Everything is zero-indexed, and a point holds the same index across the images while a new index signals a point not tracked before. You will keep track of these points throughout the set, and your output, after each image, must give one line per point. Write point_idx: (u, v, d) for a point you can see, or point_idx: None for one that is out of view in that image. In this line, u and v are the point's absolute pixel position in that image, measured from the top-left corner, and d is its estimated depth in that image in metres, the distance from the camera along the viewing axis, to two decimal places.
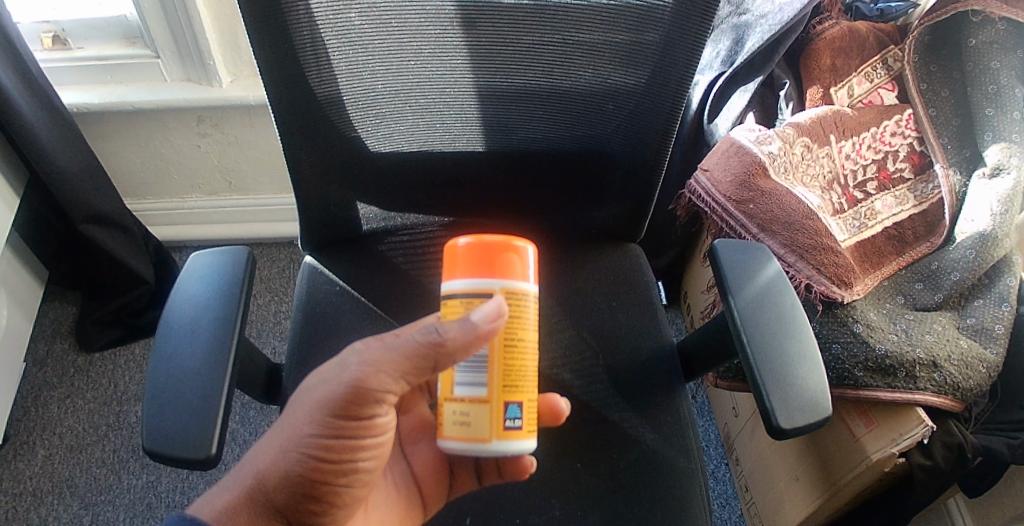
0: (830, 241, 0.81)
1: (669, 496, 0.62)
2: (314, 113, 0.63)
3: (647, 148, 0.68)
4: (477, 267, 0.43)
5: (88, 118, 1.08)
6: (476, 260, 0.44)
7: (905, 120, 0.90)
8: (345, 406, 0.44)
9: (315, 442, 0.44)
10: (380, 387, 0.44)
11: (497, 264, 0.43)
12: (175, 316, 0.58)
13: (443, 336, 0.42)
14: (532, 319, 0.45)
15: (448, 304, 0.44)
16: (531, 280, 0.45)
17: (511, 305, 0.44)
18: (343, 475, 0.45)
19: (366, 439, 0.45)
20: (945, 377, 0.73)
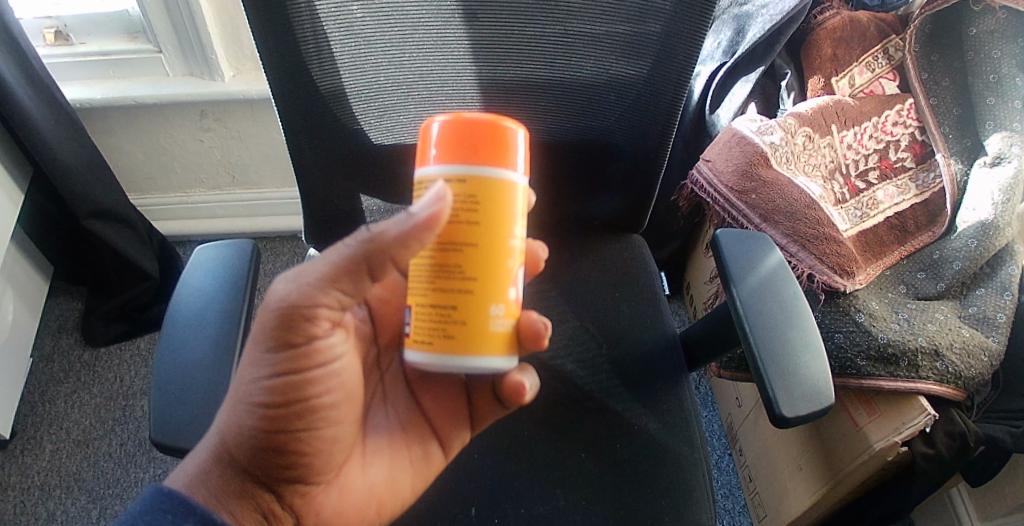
0: (832, 230, 0.82)
1: (674, 482, 0.63)
2: (317, 107, 0.64)
3: (648, 138, 0.68)
4: (450, 151, 0.41)
5: (91, 113, 1.09)
6: (449, 142, 0.41)
7: (905, 109, 0.91)
8: (278, 339, 0.44)
9: (258, 386, 0.45)
10: (309, 306, 0.44)
11: (478, 146, 0.40)
12: (182, 309, 0.58)
13: (374, 232, 0.41)
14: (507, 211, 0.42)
15: (418, 189, 0.42)
16: (520, 170, 0.42)
17: (484, 189, 0.40)
18: (299, 415, 0.45)
19: (313, 369, 0.46)
20: (947, 366, 0.73)
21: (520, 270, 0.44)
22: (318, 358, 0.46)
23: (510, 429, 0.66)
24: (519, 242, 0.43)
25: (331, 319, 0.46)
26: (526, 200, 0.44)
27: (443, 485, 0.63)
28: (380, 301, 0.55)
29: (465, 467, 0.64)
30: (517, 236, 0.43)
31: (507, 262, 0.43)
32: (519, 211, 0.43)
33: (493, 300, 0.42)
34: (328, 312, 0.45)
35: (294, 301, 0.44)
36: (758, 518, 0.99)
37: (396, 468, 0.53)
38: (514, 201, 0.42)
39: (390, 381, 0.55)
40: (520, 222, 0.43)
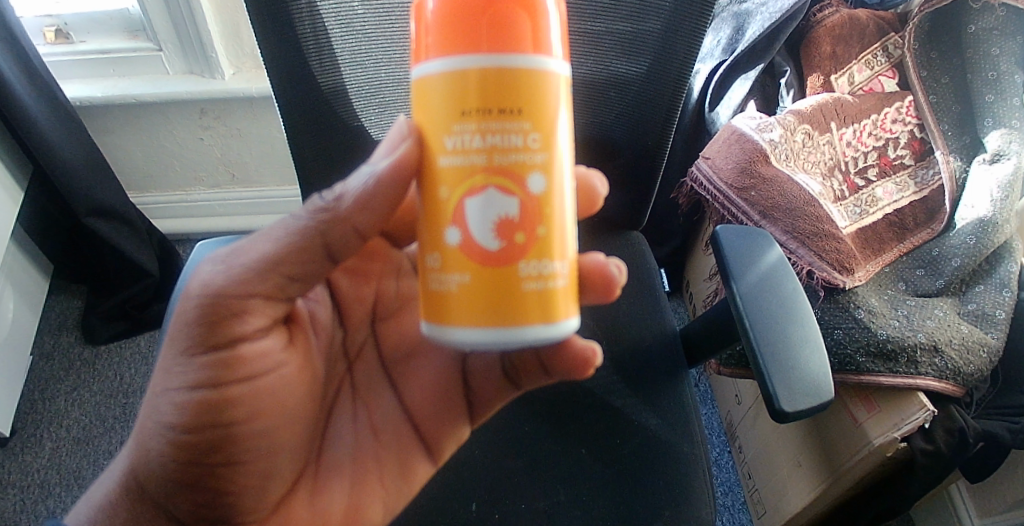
0: (831, 227, 0.82)
1: (673, 478, 0.62)
2: (317, 103, 0.64)
3: (649, 134, 0.68)
4: (448, 41, 0.36)
5: (91, 111, 1.09)
6: (447, 30, 0.36)
7: (905, 107, 0.90)
8: (198, 336, 0.43)
9: (175, 407, 0.44)
10: (238, 304, 0.42)
11: (476, 29, 0.35)
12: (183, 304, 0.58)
13: (330, 198, 0.42)
14: (518, 104, 0.36)
15: (419, 94, 0.38)
16: (535, 50, 0.36)
17: (485, 85, 0.35)
18: (219, 444, 0.45)
19: (233, 388, 0.45)
20: (946, 362, 0.73)
21: (470, 197, 0.37)
22: (244, 367, 0.45)
23: (510, 426, 0.67)
24: (457, 156, 0.37)
25: (259, 318, 0.44)
26: (497, 80, 0.35)
27: (442, 481, 0.63)
28: (350, 276, 0.56)
29: (466, 463, 0.64)
30: (472, 137, 0.36)
31: (444, 190, 0.38)
32: (454, 108, 0.36)
33: (437, 245, 0.38)
34: (260, 303, 0.43)
35: (219, 285, 0.42)
36: (758, 514, 0.99)
37: (359, 491, 0.51)
38: (450, 94, 0.36)
39: (362, 371, 0.55)
40: (452, 125, 0.36)
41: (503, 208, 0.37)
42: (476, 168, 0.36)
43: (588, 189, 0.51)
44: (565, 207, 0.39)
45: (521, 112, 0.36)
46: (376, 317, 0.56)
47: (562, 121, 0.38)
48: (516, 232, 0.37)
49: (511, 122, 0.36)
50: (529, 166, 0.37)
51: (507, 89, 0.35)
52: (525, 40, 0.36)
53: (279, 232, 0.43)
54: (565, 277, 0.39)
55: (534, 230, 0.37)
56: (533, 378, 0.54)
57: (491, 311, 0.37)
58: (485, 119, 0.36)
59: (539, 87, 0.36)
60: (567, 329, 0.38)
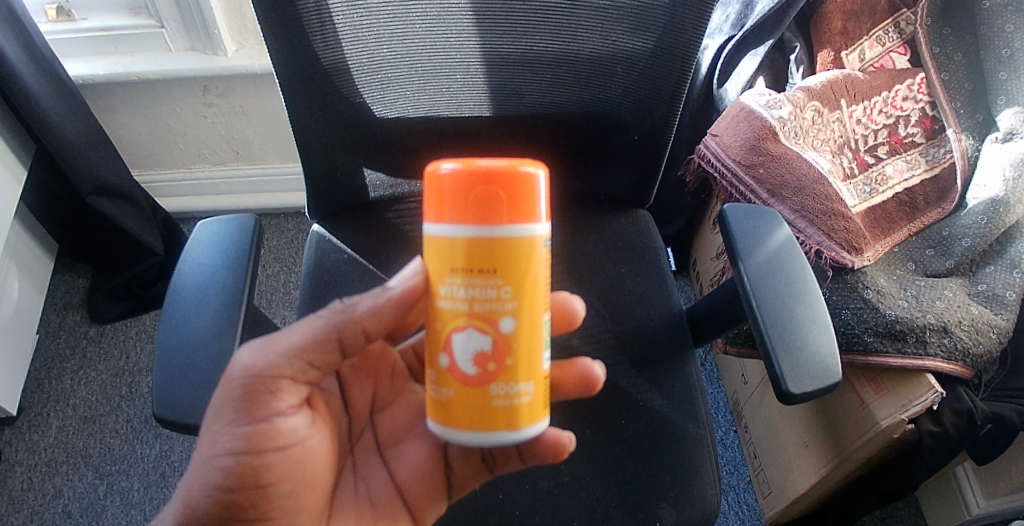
0: (841, 205, 0.80)
1: (677, 459, 0.63)
2: (319, 80, 0.63)
3: (655, 113, 0.67)
4: (442, 208, 0.38)
5: (92, 90, 1.08)
6: (441, 199, 0.38)
7: (916, 84, 0.89)
8: (241, 410, 0.44)
9: (216, 469, 0.45)
10: (274, 380, 0.45)
11: (463, 202, 0.37)
12: (183, 283, 0.61)
13: (349, 302, 0.47)
14: (494, 265, 0.37)
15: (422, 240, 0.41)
16: (514, 221, 0.37)
17: (466, 248, 0.37)
18: (251, 507, 0.46)
19: (269, 453, 0.46)
20: (956, 342, 0.73)
21: (452, 333, 0.40)
22: (279, 439, 0.46)
23: None
24: (445, 302, 0.40)
25: (292, 394, 0.47)
26: (477, 244, 0.37)
27: None
28: (354, 369, 0.56)
29: None
30: (452, 288, 0.39)
31: (437, 324, 0.41)
32: (440, 265, 0.39)
33: (432, 366, 0.42)
34: (291, 383, 0.46)
35: (259, 366, 0.44)
36: (763, 494, 0.99)
37: None
38: (438, 253, 0.39)
39: (361, 451, 0.56)
40: (440, 276, 0.39)
41: (478, 345, 0.39)
42: (459, 312, 0.39)
43: (566, 311, 0.53)
44: (537, 340, 0.40)
45: (495, 271, 0.38)
46: (376, 409, 0.57)
47: (541, 268, 0.39)
48: (488, 364, 0.39)
49: (487, 279, 0.38)
50: (500, 313, 0.39)
51: (482, 253, 0.37)
52: (503, 214, 0.37)
53: (307, 324, 0.46)
54: (531, 394, 0.41)
55: (505, 361, 0.39)
56: (507, 464, 0.53)
57: (467, 422, 0.40)
58: (465, 275, 0.38)
59: (514, 250, 0.38)
60: (529, 436, 0.40)
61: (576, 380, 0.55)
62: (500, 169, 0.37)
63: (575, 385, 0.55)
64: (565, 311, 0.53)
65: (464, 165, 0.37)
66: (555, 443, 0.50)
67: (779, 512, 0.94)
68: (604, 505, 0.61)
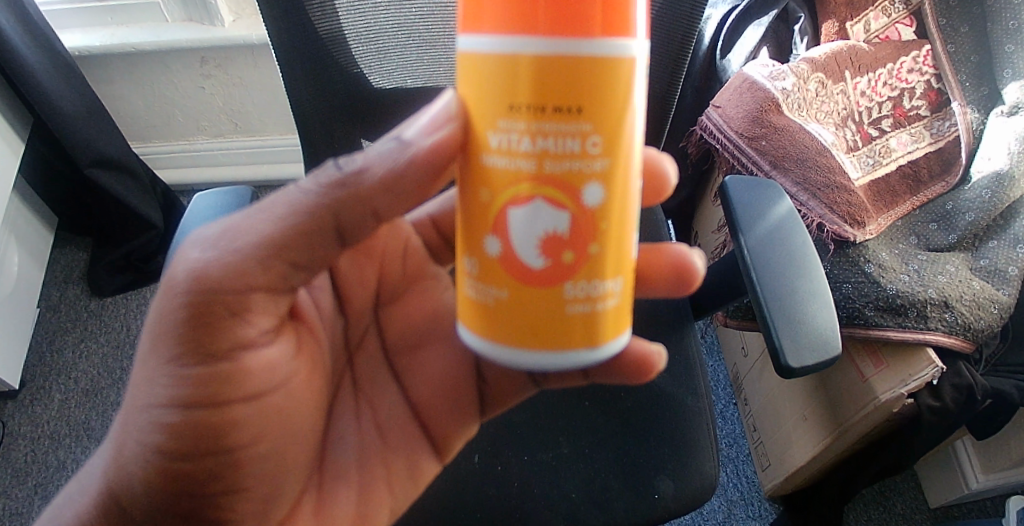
0: (843, 179, 0.80)
1: (676, 429, 0.63)
2: (315, 50, 0.62)
3: (657, 82, 0.66)
4: (508, 18, 0.30)
5: (89, 63, 1.07)
6: (507, 1, 0.30)
7: (922, 56, 0.87)
8: (188, 344, 0.38)
9: (161, 425, 0.39)
10: (232, 298, 0.37)
11: (542, 9, 0.30)
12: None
13: (348, 169, 0.37)
14: (581, 103, 0.31)
15: (464, 63, 0.33)
16: (610, 43, 0.31)
17: (546, 77, 0.31)
18: (215, 467, 0.41)
19: (232, 396, 0.40)
20: (957, 317, 0.72)
21: (517, 203, 0.33)
22: (245, 379, 0.41)
23: None
24: (505, 156, 0.33)
25: (264, 319, 0.41)
26: (559, 72, 0.30)
27: None
28: (351, 259, 0.52)
29: None
30: (521, 137, 0.32)
31: (488, 190, 0.34)
32: (502, 101, 0.32)
33: (481, 245, 0.36)
34: (261, 300, 0.39)
35: (214, 277, 0.36)
36: (763, 466, 0.99)
37: (369, 488, 0.51)
38: (500, 84, 0.32)
39: (366, 361, 0.54)
40: (500, 118, 0.32)
41: (553, 221, 0.33)
42: (524, 174, 0.33)
43: (657, 175, 0.50)
44: (623, 221, 0.35)
45: (580, 112, 0.31)
46: (381, 302, 0.55)
47: (631, 117, 0.33)
48: (564, 248, 0.34)
49: (569, 124, 0.31)
50: (585, 176, 0.33)
51: (565, 84, 0.31)
52: (594, 30, 0.30)
53: (277, 210, 0.37)
54: (616, 294, 0.36)
55: (585, 246, 0.34)
56: (567, 379, 0.52)
57: (531, 321, 0.35)
58: (538, 118, 0.31)
59: (602, 85, 0.31)
60: (609, 348, 0.37)
61: (668, 262, 0.52)
62: None
63: (667, 266, 0.52)
64: (657, 176, 0.50)
65: None
66: (641, 355, 0.50)
67: (778, 485, 0.94)
68: (604, 476, 0.61)
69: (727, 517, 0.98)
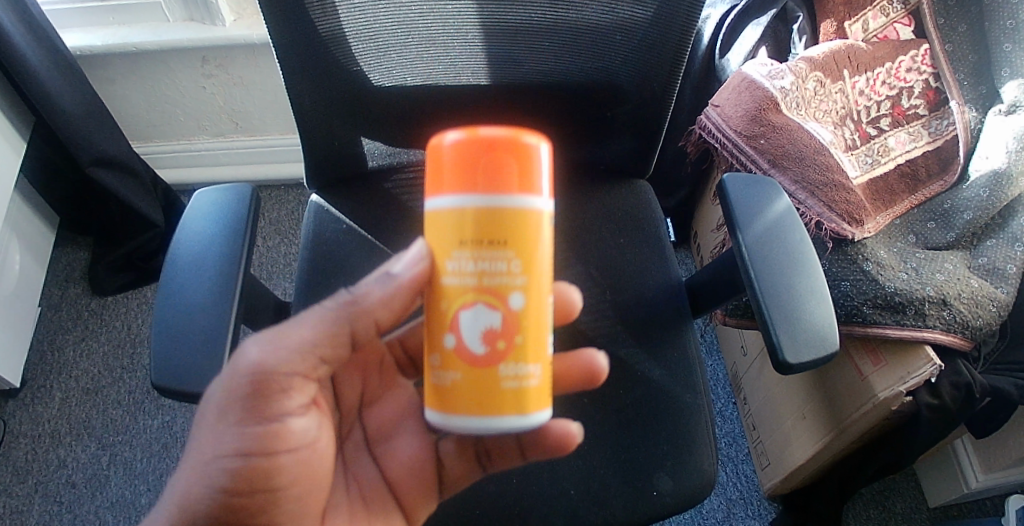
0: (842, 177, 0.80)
1: (673, 427, 0.64)
2: (316, 48, 0.62)
3: (656, 80, 0.66)
4: (461, 182, 0.36)
5: (90, 63, 1.07)
6: (458, 170, 0.37)
7: (921, 55, 0.88)
8: (249, 410, 0.42)
9: (218, 469, 0.43)
10: (281, 377, 0.43)
11: (483, 171, 0.36)
12: (181, 253, 0.60)
13: (357, 292, 0.43)
14: (507, 240, 0.37)
15: (429, 218, 0.39)
16: (531, 192, 0.37)
17: (482, 220, 0.36)
18: (256, 513, 0.44)
19: (280, 453, 0.44)
20: (955, 315, 0.72)
21: (460, 312, 0.38)
22: (291, 440, 0.44)
23: None
24: (453, 279, 0.38)
25: (304, 395, 0.45)
26: (490, 215, 0.36)
27: None
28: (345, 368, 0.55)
29: None
30: (462, 264, 0.37)
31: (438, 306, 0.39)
32: (451, 239, 0.37)
33: (436, 348, 0.40)
34: (306, 378, 0.44)
35: (272, 364, 0.42)
36: (761, 465, 0.99)
37: None
38: (449, 225, 0.37)
39: (352, 447, 0.54)
40: (450, 252, 0.38)
41: (488, 321, 0.38)
42: (465, 291, 0.38)
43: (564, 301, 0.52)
44: (541, 327, 0.40)
45: (506, 243, 0.37)
46: (365, 403, 0.56)
47: (544, 248, 0.39)
48: (499, 341, 0.38)
49: (497, 252, 0.36)
50: (510, 288, 0.38)
51: (495, 222, 0.36)
52: (512, 185, 0.36)
53: (318, 315, 0.43)
54: (537, 377, 0.39)
55: (514, 341, 0.38)
56: (503, 463, 0.53)
57: (471, 403, 0.38)
58: (477, 248, 0.37)
59: (523, 224, 0.37)
60: (536, 421, 0.39)
61: (580, 376, 0.54)
62: (507, 142, 0.36)
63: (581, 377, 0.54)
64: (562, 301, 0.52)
65: (478, 138, 0.36)
66: (563, 435, 0.50)
67: (776, 484, 0.94)
68: (602, 473, 0.61)
69: (727, 516, 0.98)
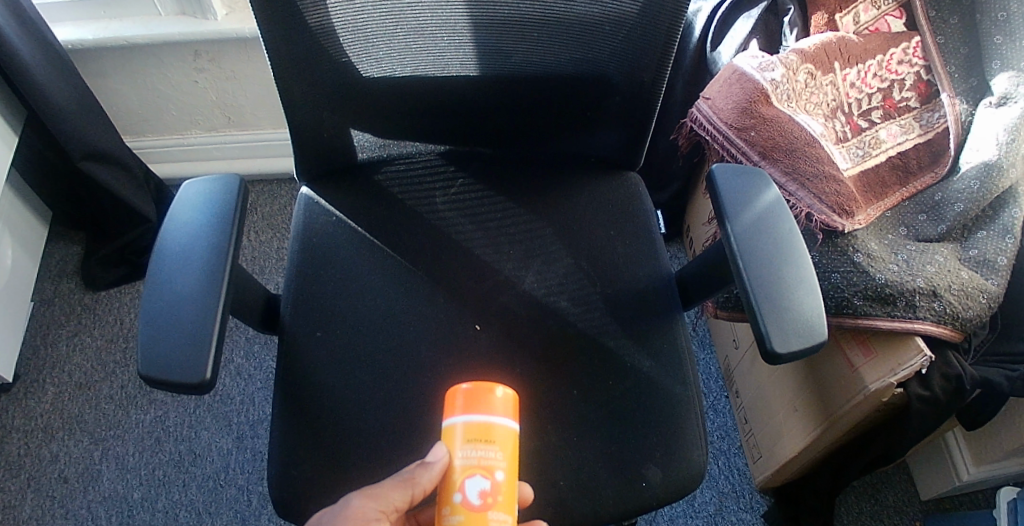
0: (831, 169, 0.80)
1: (662, 418, 0.64)
2: (304, 39, 0.62)
3: (644, 72, 0.66)
4: (469, 405, 0.47)
5: (82, 57, 1.07)
6: (467, 400, 0.48)
7: (912, 47, 0.88)
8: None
9: None
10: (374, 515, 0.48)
11: (484, 397, 0.48)
12: (169, 245, 0.60)
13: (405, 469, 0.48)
14: (494, 437, 0.47)
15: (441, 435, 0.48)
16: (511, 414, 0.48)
17: (479, 424, 0.47)
18: None
19: None
20: (945, 306, 0.72)
21: (460, 482, 0.46)
22: None
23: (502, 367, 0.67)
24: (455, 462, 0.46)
25: None
26: (485, 427, 0.47)
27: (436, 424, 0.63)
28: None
29: None
30: (466, 453, 0.46)
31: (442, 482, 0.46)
32: (458, 438, 0.47)
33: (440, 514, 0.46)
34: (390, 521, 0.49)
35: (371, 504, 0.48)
36: (753, 458, 0.99)
37: None
38: (455, 431, 0.47)
39: None
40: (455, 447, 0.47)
41: (481, 485, 0.45)
42: (465, 465, 0.46)
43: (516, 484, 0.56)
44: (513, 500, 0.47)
45: (494, 441, 0.47)
46: None
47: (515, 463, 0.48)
48: (490, 499, 0.45)
49: (489, 445, 0.46)
50: (494, 466, 0.46)
51: (488, 430, 0.47)
52: (499, 408, 0.48)
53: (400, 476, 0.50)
54: (507, 521, 0.45)
55: (498, 501, 0.45)
56: None
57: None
58: (475, 438, 0.46)
59: (505, 437, 0.47)
60: None
61: None
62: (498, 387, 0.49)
63: None
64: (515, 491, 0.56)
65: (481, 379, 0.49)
66: None
67: (768, 477, 0.94)
68: (591, 464, 0.61)
69: (718, 509, 0.98)
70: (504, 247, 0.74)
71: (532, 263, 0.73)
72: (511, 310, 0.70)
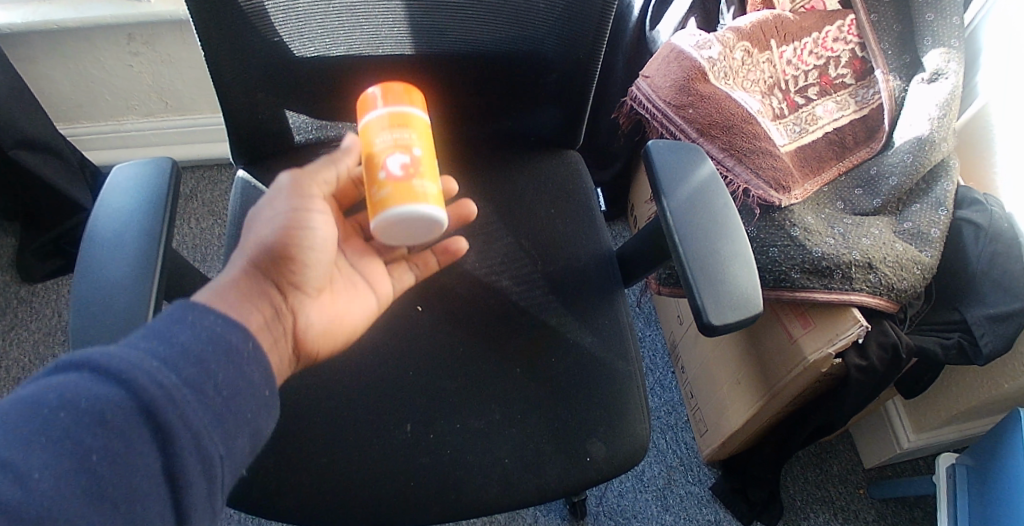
0: (768, 144, 0.82)
1: (602, 393, 0.64)
2: (227, 14, 0.60)
3: (581, 48, 0.66)
4: (388, 94, 0.52)
5: (10, 41, 1.03)
6: (384, 92, 0.53)
7: (847, 25, 0.90)
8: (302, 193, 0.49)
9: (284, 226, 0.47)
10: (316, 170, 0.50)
11: (398, 89, 0.53)
12: (99, 231, 0.59)
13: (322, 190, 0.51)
14: (416, 128, 0.51)
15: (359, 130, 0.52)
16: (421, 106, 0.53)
17: (400, 113, 0.51)
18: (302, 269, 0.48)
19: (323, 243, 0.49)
20: (880, 278, 0.75)
21: (383, 155, 0.49)
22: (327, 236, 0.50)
23: (443, 346, 0.66)
24: (377, 144, 0.50)
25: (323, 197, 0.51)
26: (405, 116, 0.51)
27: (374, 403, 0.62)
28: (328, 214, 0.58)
29: (395, 385, 0.63)
30: (386, 137, 0.50)
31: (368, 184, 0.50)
32: (375, 129, 0.51)
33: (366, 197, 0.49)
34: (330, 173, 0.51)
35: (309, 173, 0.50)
36: (700, 432, 1.01)
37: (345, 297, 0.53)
38: (372, 121, 0.51)
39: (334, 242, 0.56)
40: (374, 136, 0.50)
41: (403, 159, 0.49)
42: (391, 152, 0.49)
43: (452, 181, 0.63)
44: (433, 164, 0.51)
45: (413, 125, 0.51)
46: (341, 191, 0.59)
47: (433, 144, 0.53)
48: (416, 167, 0.49)
49: (410, 128, 0.51)
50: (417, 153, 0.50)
51: (408, 120, 0.51)
52: (416, 100, 0.53)
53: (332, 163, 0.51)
54: (432, 189, 0.49)
55: (424, 173, 0.49)
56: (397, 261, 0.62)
57: (402, 209, 0.47)
58: (396, 124, 0.50)
59: (421, 121, 0.52)
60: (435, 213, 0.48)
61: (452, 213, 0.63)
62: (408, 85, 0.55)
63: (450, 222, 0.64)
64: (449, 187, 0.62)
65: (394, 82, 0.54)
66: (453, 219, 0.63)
67: (714, 449, 0.96)
68: (535, 440, 0.62)
69: (667, 483, 1.00)
70: (445, 227, 0.74)
71: (473, 242, 0.74)
72: (454, 290, 0.70)
